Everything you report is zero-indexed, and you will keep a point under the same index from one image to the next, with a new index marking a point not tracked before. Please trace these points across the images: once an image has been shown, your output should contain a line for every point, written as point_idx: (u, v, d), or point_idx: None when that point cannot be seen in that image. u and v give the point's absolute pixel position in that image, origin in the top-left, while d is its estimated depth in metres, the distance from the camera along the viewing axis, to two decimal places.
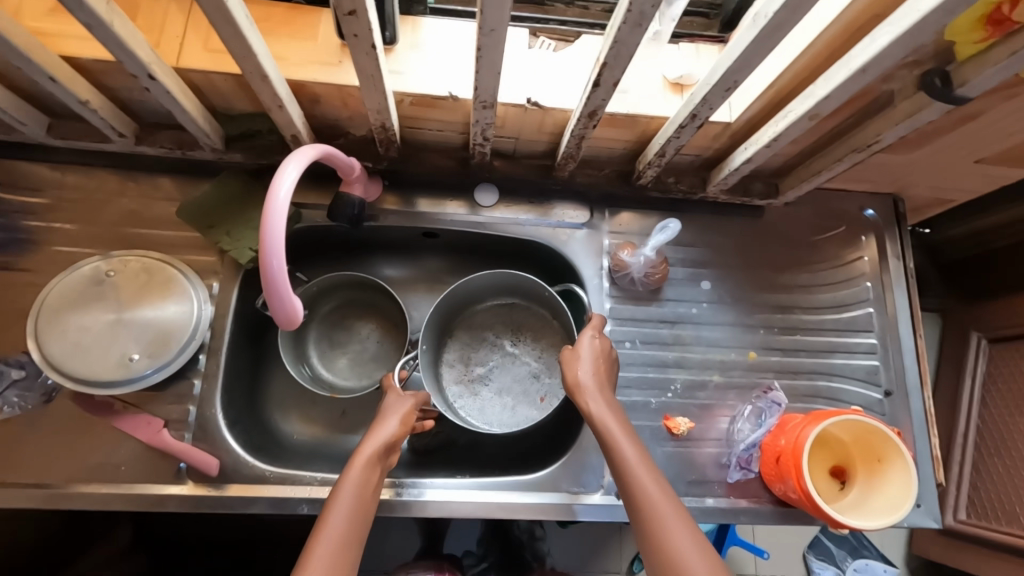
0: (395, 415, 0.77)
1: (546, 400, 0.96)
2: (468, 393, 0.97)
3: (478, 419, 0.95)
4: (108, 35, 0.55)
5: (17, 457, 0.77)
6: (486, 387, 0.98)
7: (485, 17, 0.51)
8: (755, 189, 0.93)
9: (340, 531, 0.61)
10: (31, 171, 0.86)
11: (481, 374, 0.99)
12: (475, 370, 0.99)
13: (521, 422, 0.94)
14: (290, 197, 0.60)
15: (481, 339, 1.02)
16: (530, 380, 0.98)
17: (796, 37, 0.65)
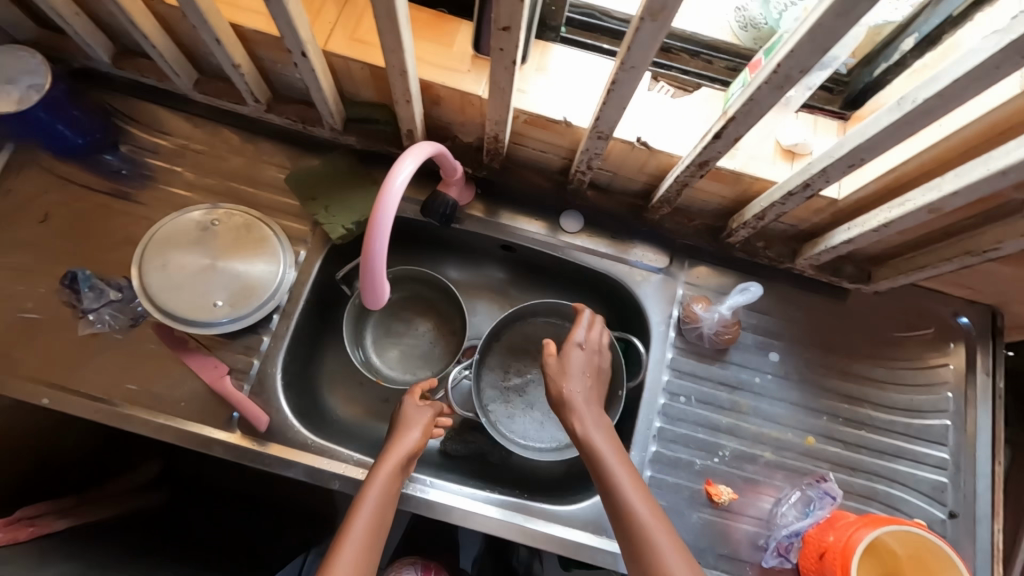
0: (416, 426, 0.79)
1: None
2: (502, 400, 0.98)
3: (506, 426, 0.96)
4: (281, 11, 0.61)
5: (95, 370, 0.82)
6: (520, 398, 0.98)
7: (630, 54, 0.53)
8: (846, 271, 0.90)
9: (363, 536, 0.67)
10: (168, 116, 0.94)
11: (518, 384, 0.99)
12: (513, 380, 0.99)
13: (546, 439, 0.96)
14: (405, 185, 0.62)
15: (524, 350, 1.01)
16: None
17: (930, 128, 0.64)
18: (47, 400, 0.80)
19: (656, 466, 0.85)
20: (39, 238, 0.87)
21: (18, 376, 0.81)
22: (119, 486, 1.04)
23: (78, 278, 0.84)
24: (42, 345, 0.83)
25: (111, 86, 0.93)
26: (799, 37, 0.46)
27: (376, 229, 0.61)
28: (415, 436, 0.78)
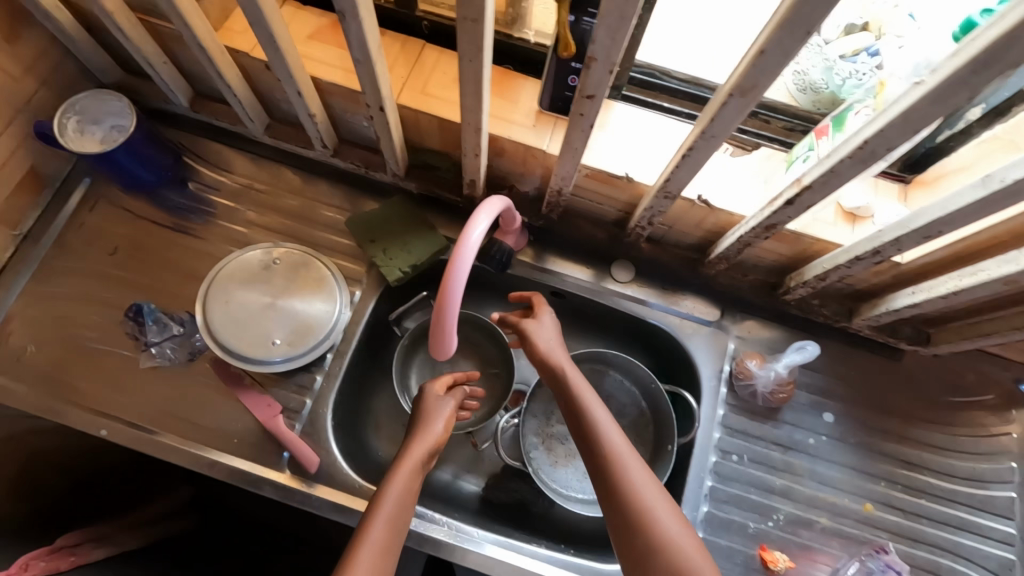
0: (439, 418, 0.79)
1: None
2: (545, 447, 0.96)
3: (548, 476, 0.94)
4: (368, 71, 0.64)
5: (154, 402, 0.84)
6: (563, 446, 0.96)
7: (712, 126, 0.54)
8: (905, 332, 0.88)
9: (382, 532, 0.65)
10: (234, 155, 0.97)
11: (560, 432, 0.97)
12: (556, 428, 0.98)
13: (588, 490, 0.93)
14: (480, 239, 0.64)
15: None
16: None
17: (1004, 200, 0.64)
18: (105, 432, 0.81)
19: (708, 528, 0.83)
20: (108, 270, 0.90)
21: (78, 406, 0.82)
22: (147, 513, 1.00)
23: (144, 311, 0.86)
24: (103, 375, 0.85)
25: (183, 126, 0.97)
26: (891, 117, 0.47)
27: (451, 283, 0.64)
28: (440, 426, 0.77)
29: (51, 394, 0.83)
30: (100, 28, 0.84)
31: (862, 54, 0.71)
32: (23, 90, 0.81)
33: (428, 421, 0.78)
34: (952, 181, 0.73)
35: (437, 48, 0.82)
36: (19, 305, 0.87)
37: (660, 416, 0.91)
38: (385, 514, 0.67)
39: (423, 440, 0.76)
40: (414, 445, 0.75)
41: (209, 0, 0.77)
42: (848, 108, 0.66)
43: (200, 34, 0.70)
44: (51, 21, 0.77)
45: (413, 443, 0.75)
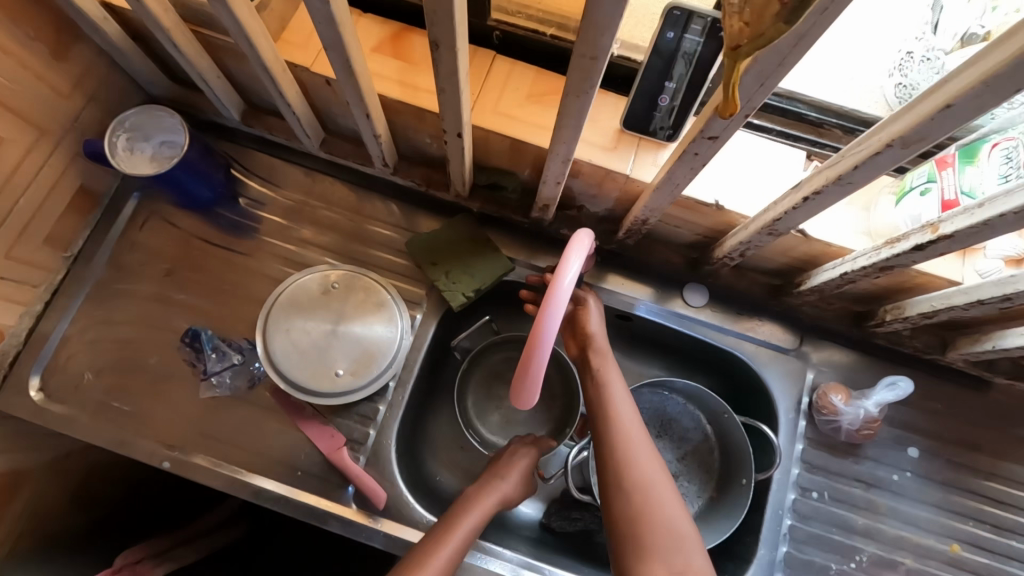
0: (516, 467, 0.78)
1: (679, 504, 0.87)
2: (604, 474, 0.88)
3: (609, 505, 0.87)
4: (452, 99, 0.59)
5: (214, 432, 0.81)
6: None
7: (853, 173, 0.48)
8: (1001, 365, 0.83)
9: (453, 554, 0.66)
10: (285, 169, 0.92)
11: None
12: None
13: None
14: (573, 282, 0.58)
15: None
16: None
17: None
18: (167, 464, 0.79)
19: (788, 569, 0.80)
20: (161, 292, 0.87)
21: (139, 436, 0.80)
22: (198, 532, 0.97)
23: (201, 337, 0.84)
24: (163, 403, 0.82)
25: (231, 138, 0.92)
26: None
27: (541, 332, 0.58)
28: (519, 480, 0.78)
29: (111, 423, 0.81)
30: (148, 39, 0.79)
31: None
32: (72, 107, 0.77)
33: (507, 470, 0.78)
34: None
35: (508, 60, 0.75)
36: (74, 330, 0.84)
37: (726, 444, 0.87)
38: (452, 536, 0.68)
39: (503, 480, 0.76)
40: (496, 485, 0.75)
41: (269, 11, 0.72)
42: (981, 138, 0.61)
43: (265, 53, 0.64)
44: (100, 34, 0.72)
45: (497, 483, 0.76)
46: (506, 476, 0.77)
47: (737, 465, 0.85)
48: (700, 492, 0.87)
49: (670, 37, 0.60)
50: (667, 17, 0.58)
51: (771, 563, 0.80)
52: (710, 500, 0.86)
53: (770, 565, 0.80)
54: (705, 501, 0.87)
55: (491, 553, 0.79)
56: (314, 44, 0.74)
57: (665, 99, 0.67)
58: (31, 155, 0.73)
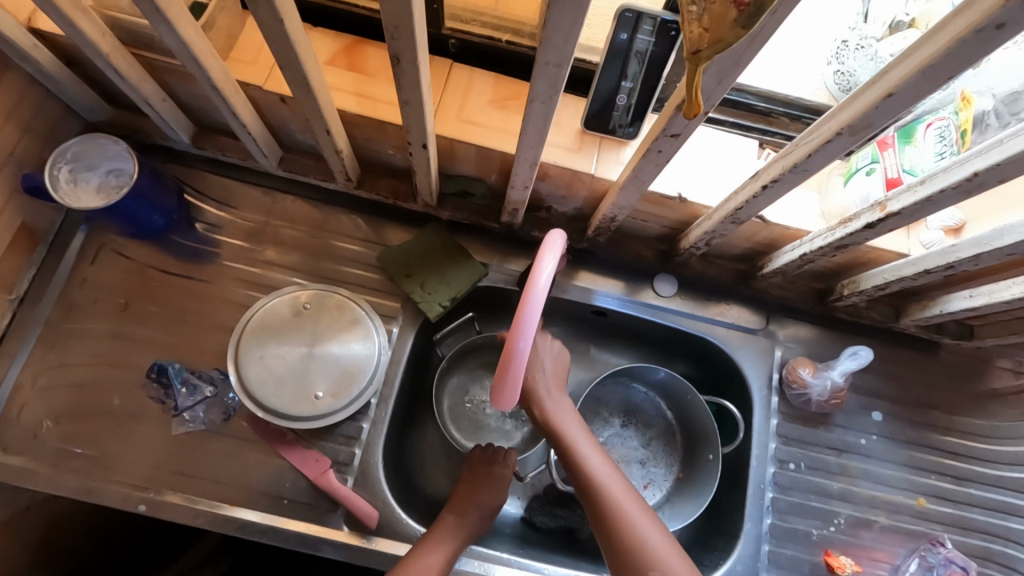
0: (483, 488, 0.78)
1: (649, 488, 0.90)
2: None
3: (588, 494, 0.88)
4: (416, 111, 0.59)
5: (191, 469, 0.78)
6: None
7: (808, 160, 0.51)
8: (949, 328, 0.89)
9: None
10: (243, 190, 0.90)
11: None
12: None
13: None
14: (549, 282, 0.58)
15: (595, 412, 0.94)
16: (635, 464, 0.92)
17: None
18: (143, 507, 0.75)
19: (774, 540, 0.83)
20: (120, 328, 0.83)
21: (110, 481, 0.76)
22: None
23: (169, 372, 0.81)
24: (133, 444, 0.79)
25: (182, 162, 0.89)
26: (1011, 152, 0.45)
27: (519, 331, 0.57)
28: (494, 499, 0.78)
29: (77, 471, 0.76)
30: (83, 64, 0.75)
31: None
32: (4, 140, 0.72)
33: (478, 497, 0.77)
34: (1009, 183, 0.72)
35: (466, 67, 0.76)
36: (26, 377, 0.79)
37: (689, 427, 0.92)
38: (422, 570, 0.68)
39: (473, 506, 0.76)
40: (467, 513, 0.76)
41: (215, 30, 0.69)
42: (917, 120, 0.65)
43: (215, 74, 0.62)
44: (30, 62, 0.68)
45: (466, 512, 0.76)
46: (476, 502, 0.77)
47: (707, 448, 0.88)
48: (666, 475, 0.92)
49: (624, 38, 0.61)
50: (620, 19, 0.59)
51: (757, 536, 0.83)
52: (678, 481, 0.91)
53: (756, 538, 0.83)
54: (673, 483, 0.91)
55: (486, 558, 0.79)
56: (265, 61, 0.72)
57: (622, 98, 0.68)
58: None
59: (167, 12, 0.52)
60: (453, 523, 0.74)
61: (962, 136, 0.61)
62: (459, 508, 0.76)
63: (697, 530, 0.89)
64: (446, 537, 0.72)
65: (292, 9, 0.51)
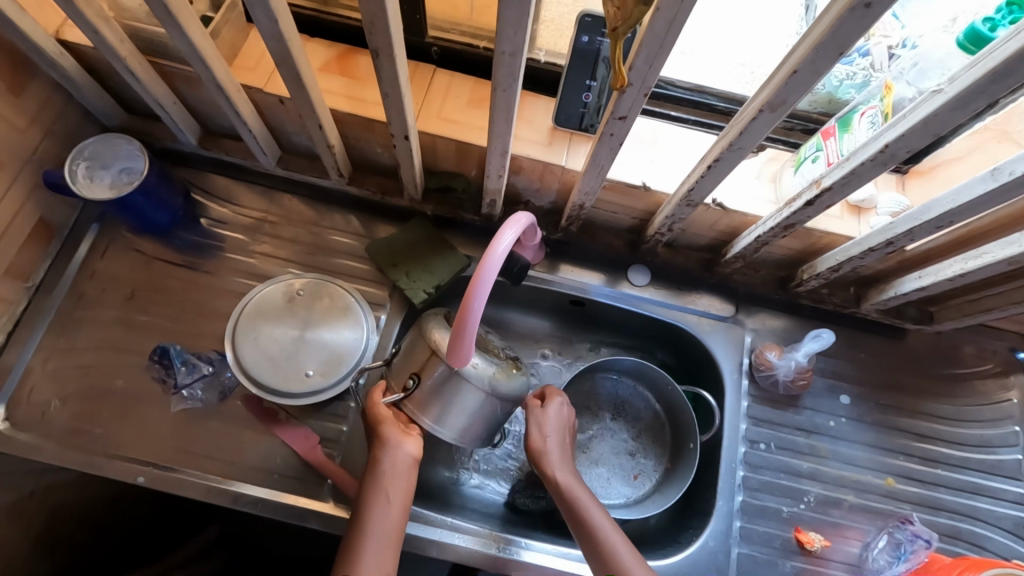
0: (389, 421, 0.71)
1: (640, 478, 0.92)
2: None
3: None
4: (396, 103, 0.66)
5: (189, 444, 0.83)
6: (585, 455, 0.93)
7: (740, 138, 0.58)
8: (908, 313, 0.94)
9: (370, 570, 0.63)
10: (242, 188, 0.97)
11: (581, 442, 0.94)
12: (576, 436, 0.94)
13: (611, 496, 0.90)
14: (508, 253, 0.58)
15: (586, 406, 0.96)
16: (625, 455, 0.94)
17: (952, 173, 0.77)
18: (142, 479, 0.80)
19: (745, 516, 0.86)
20: (127, 315, 0.89)
21: (112, 456, 0.81)
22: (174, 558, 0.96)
23: (170, 353, 0.86)
24: (135, 423, 0.83)
25: (189, 163, 0.96)
26: (912, 123, 0.51)
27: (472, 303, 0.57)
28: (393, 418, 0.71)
29: (82, 448, 0.81)
30: (103, 73, 0.84)
31: (854, 55, 0.74)
32: (28, 140, 0.80)
33: (385, 423, 0.71)
34: (949, 170, 0.78)
35: (447, 72, 0.84)
36: (38, 359, 0.85)
37: (676, 419, 0.94)
38: (373, 531, 0.65)
39: (398, 447, 0.69)
40: (393, 447, 0.69)
41: (221, 39, 0.77)
42: (852, 111, 0.70)
43: (220, 75, 0.69)
44: (56, 69, 0.76)
45: (391, 447, 0.69)
46: (386, 427, 0.70)
47: (686, 446, 0.91)
48: (656, 466, 0.93)
49: (586, 40, 0.69)
50: (581, 23, 0.68)
51: (729, 513, 0.86)
52: (665, 472, 0.92)
53: (728, 514, 0.86)
54: (662, 474, 0.92)
55: (467, 532, 0.81)
56: (265, 67, 0.80)
57: (590, 96, 0.75)
58: None
59: (178, 16, 0.59)
60: (389, 475, 0.68)
61: (885, 119, 0.67)
62: (378, 451, 0.69)
63: (674, 513, 0.91)
64: (381, 485, 0.67)
65: (287, 14, 0.58)
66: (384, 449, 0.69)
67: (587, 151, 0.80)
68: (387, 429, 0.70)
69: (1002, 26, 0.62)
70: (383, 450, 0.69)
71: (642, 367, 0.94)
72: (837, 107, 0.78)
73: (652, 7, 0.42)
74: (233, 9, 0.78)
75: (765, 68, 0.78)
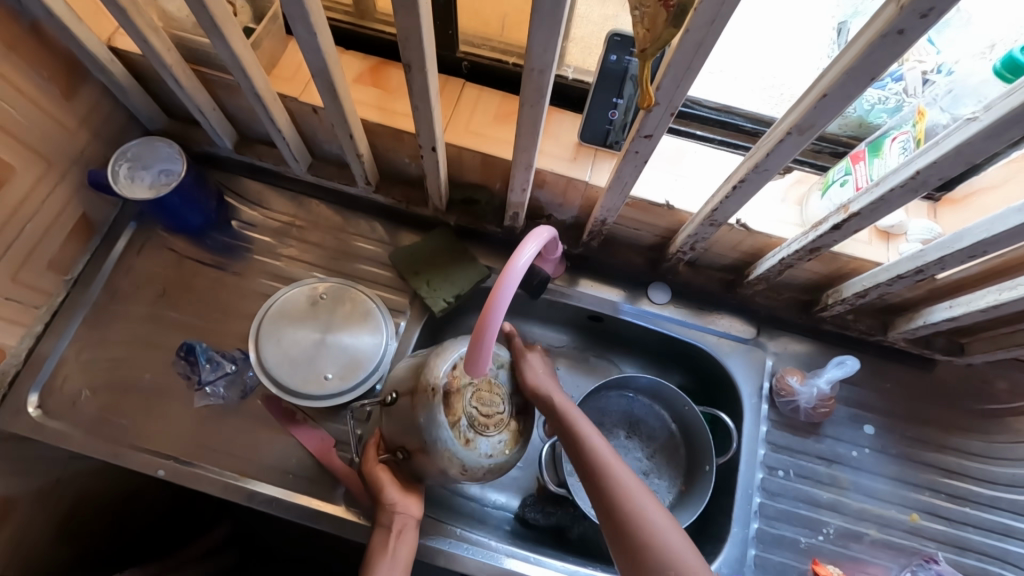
0: (391, 484, 0.75)
1: None
2: None
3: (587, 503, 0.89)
4: (426, 116, 0.67)
5: (209, 440, 0.85)
6: None
7: (765, 160, 0.58)
8: (938, 343, 0.91)
9: None
10: (273, 192, 0.99)
11: None
12: None
13: None
14: (528, 265, 0.58)
15: (599, 424, 0.96)
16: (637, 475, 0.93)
17: (988, 201, 0.75)
18: (162, 472, 0.82)
19: (760, 544, 0.84)
20: (159, 311, 0.92)
21: (136, 448, 0.83)
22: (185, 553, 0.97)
23: (196, 351, 0.87)
24: (159, 416, 0.86)
25: (224, 167, 1.00)
26: (945, 151, 0.51)
27: (491, 314, 0.57)
28: (389, 480, 0.75)
29: (107, 437, 0.84)
30: (149, 79, 0.87)
31: (887, 80, 0.73)
32: (76, 140, 0.84)
33: (386, 486, 0.74)
34: (983, 198, 0.76)
35: (477, 86, 0.85)
36: (71, 351, 0.88)
37: (692, 440, 0.92)
38: None
39: (401, 508, 0.73)
40: (397, 509, 0.73)
41: (261, 49, 0.80)
42: (883, 135, 0.69)
43: (258, 84, 0.72)
44: (106, 74, 0.80)
45: (394, 509, 0.73)
46: (387, 487, 0.74)
47: (702, 469, 0.89)
48: (670, 488, 0.91)
49: (614, 59, 0.69)
50: (610, 42, 0.68)
51: (744, 540, 0.84)
52: (679, 494, 0.91)
53: (743, 542, 0.84)
54: (675, 495, 0.91)
55: (476, 544, 0.80)
56: (302, 78, 0.83)
57: (616, 114, 0.76)
58: (38, 184, 0.79)
59: (222, 28, 0.62)
60: (393, 534, 0.72)
61: (918, 146, 0.65)
62: (383, 513, 0.73)
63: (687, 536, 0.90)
64: (384, 542, 0.71)
65: (325, 28, 0.60)
66: (388, 509, 0.73)
67: (610, 167, 0.80)
68: (389, 492, 0.74)
69: None
70: (388, 512, 0.73)
71: (660, 387, 0.93)
72: (867, 131, 0.77)
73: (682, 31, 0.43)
74: (275, 21, 0.82)
75: (796, 90, 0.77)
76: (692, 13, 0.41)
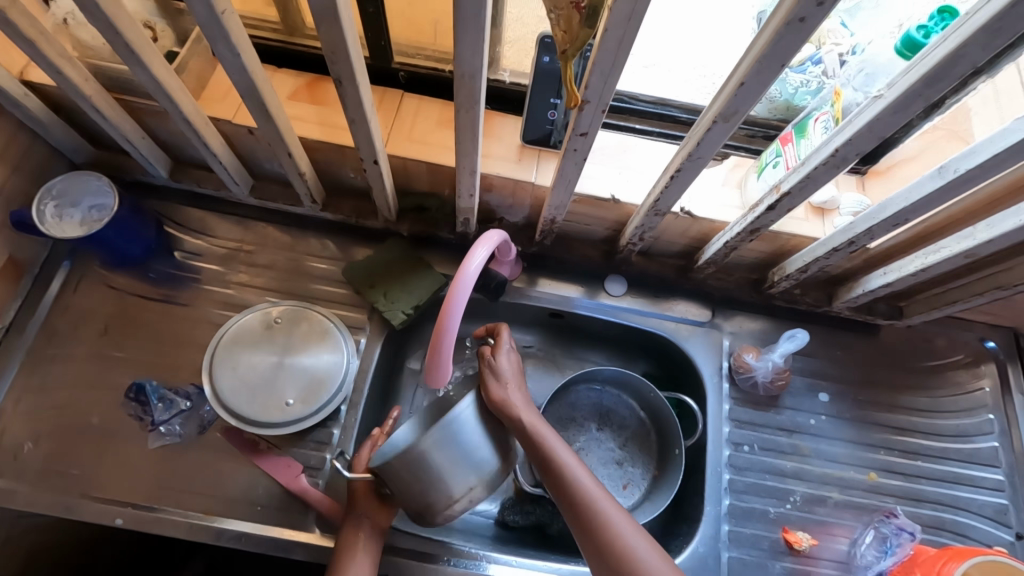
0: (366, 492, 0.75)
1: (629, 488, 0.92)
2: None
3: None
4: (363, 129, 0.66)
5: (168, 481, 0.81)
6: None
7: (698, 149, 0.60)
8: (879, 309, 0.96)
9: None
10: (217, 218, 0.96)
11: None
12: None
13: None
14: (480, 269, 0.59)
15: (570, 419, 0.96)
16: (612, 465, 0.94)
17: (908, 172, 0.80)
18: (120, 520, 0.77)
19: (733, 520, 0.87)
20: (102, 352, 0.87)
21: (88, 498, 0.78)
22: None
23: (146, 390, 0.85)
24: (112, 461, 0.82)
25: (161, 196, 0.96)
26: (859, 127, 0.54)
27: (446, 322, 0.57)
28: (365, 488, 0.75)
29: (57, 490, 0.79)
30: (70, 110, 0.83)
31: (807, 63, 0.77)
32: None
33: (359, 493, 0.75)
34: (905, 169, 0.81)
35: (416, 95, 0.85)
36: (8, 402, 0.83)
37: (661, 426, 0.94)
38: None
39: (371, 516, 0.74)
40: (367, 516, 0.74)
41: (187, 73, 0.78)
42: (807, 116, 0.72)
43: (187, 109, 0.70)
44: (20, 109, 0.76)
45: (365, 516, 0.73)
46: (359, 494, 0.75)
47: (673, 453, 0.91)
48: (645, 474, 0.93)
49: (546, 61, 0.71)
50: (541, 44, 0.70)
51: (717, 517, 0.86)
52: (653, 480, 0.92)
53: (716, 519, 0.86)
54: (650, 481, 0.93)
55: (456, 553, 0.80)
56: (234, 99, 0.81)
57: (556, 114, 0.77)
58: None
59: (141, 54, 0.60)
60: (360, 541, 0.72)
61: (837, 124, 0.68)
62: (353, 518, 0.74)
63: (665, 520, 0.91)
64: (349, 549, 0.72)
65: (250, 48, 0.59)
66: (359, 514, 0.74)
67: (554, 165, 0.81)
68: (362, 499, 0.74)
69: (935, 32, 0.66)
70: (359, 517, 0.74)
71: (626, 376, 0.95)
72: (794, 113, 0.80)
73: (599, 31, 0.45)
74: (199, 43, 0.79)
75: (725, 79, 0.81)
76: (607, 12, 0.42)
